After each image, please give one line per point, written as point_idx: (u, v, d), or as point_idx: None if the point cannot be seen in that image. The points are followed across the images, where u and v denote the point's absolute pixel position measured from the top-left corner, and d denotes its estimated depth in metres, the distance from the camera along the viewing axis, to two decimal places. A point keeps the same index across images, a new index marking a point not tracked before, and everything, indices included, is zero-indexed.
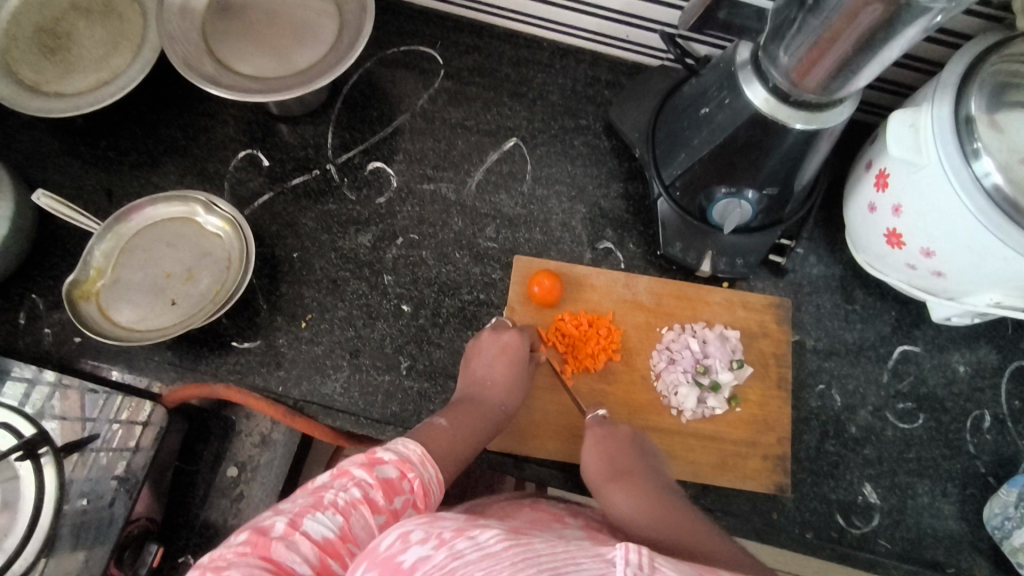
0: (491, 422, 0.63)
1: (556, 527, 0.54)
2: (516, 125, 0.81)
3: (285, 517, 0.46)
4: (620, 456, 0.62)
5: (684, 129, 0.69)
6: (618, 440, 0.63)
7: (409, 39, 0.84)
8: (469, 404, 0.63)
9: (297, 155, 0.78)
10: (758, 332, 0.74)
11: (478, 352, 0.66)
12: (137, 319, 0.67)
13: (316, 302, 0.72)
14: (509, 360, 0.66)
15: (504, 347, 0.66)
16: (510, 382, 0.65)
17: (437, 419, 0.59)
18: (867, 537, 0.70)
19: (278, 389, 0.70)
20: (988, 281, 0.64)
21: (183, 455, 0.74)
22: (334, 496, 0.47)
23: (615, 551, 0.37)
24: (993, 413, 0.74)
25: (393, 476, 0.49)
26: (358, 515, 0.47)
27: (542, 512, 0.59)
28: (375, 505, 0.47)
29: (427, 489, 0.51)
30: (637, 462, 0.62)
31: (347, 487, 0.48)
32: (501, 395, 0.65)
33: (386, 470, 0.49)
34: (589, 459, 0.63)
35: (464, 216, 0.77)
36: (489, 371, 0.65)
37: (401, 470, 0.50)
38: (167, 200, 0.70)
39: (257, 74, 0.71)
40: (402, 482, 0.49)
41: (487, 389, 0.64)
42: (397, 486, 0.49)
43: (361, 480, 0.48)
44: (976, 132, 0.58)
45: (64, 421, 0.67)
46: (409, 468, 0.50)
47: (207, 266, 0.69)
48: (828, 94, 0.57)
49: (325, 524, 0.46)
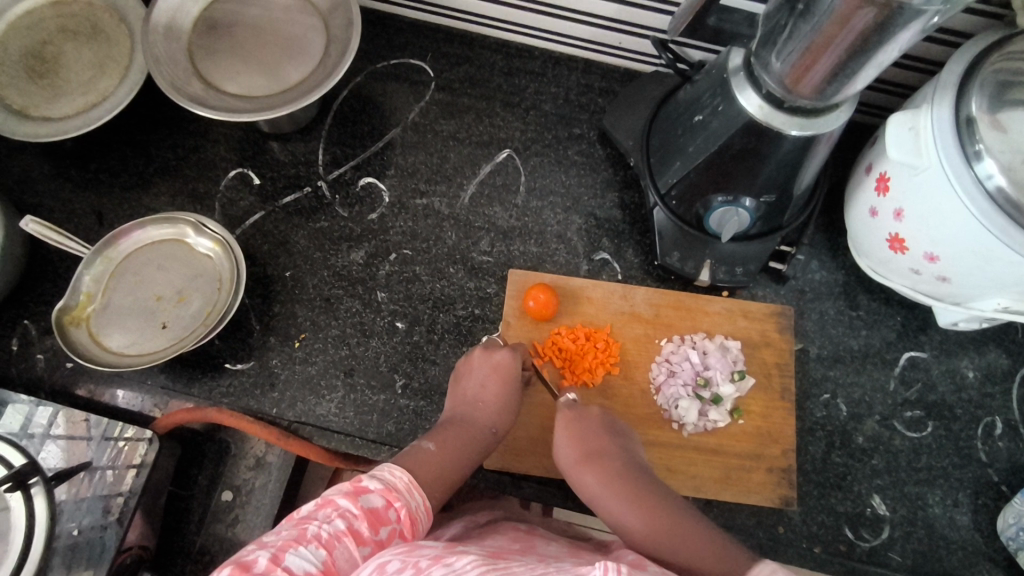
0: (481, 445, 0.61)
1: (545, 548, 0.54)
2: (509, 135, 0.80)
3: (267, 552, 0.45)
4: (592, 440, 0.61)
5: (679, 137, 0.67)
6: (589, 423, 0.63)
7: (400, 51, 0.83)
8: (458, 425, 0.62)
9: (288, 172, 0.77)
10: (760, 342, 0.72)
11: (470, 372, 0.65)
12: (127, 343, 0.66)
13: (309, 321, 0.72)
14: (501, 379, 0.64)
15: (496, 367, 0.65)
16: (500, 402, 0.64)
17: (426, 443, 0.58)
18: (877, 551, 0.68)
19: (272, 411, 0.69)
20: (994, 285, 0.62)
21: (178, 480, 0.73)
22: (317, 528, 0.46)
23: (594, 570, 0.38)
24: (1005, 420, 0.72)
25: (379, 505, 0.49)
26: (342, 548, 0.46)
27: (534, 535, 0.58)
28: (360, 537, 0.47)
29: (413, 518, 0.50)
30: (608, 443, 0.61)
31: (331, 518, 0.47)
32: (493, 415, 0.64)
33: (372, 499, 0.49)
34: (562, 441, 0.62)
35: (458, 229, 0.76)
36: (481, 391, 0.64)
37: (387, 499, 0.49)
38: (156, 222, 0.69)
39: (245, 93, 0.70)
40: (388, 511, 0.49)
41: (478, 410, 0.63)
42: (383, 515, 0.49)
43: (345, 511, 0.47)
44: (978, 133, 0.56)
45: (62, 446, 0.67)
46: (395, 497, 0.50)
47: (197, 288, 0.68)
48: (823, 99, 0.55)
49: (308, 558, 0.45)
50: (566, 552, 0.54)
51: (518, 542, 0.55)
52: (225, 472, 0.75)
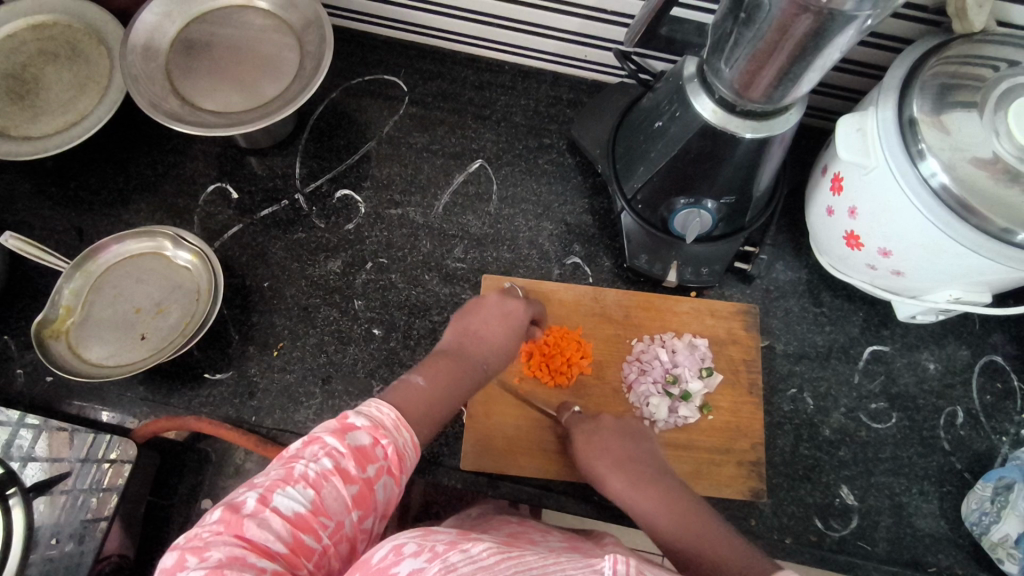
0: (473, 379, 0.60)
1: (544, 542, 0.54)
2: (481, 147, 0.83)
3: (256, 492, 0.46)
4: (615, 446, 0.62)
5: (641, 143, 0.70)
6: (610, 430, 0.64)
7: (374, 68, 0.86)
8: (452, 358, 0.61)
9: (266, 186, 0.79)
10: (726, 340, 0.75)
11: (478, 311, 0.66)
12: (106, 354, 0.67)
13: (286, 330, 0.73)
14: (507, 322, 0.66)
15: (501, 311, 0.66)
16: (499, 343, 0.64)
17: (415, 377, 0.56)
18: (847, 540, 0.69)
19: (251, 419, 0.70)
20: (945, 277, 0.65)
21: (156, 488, 0.72)
22: (304, 468, 0.46)
23: (604, 562, 0.39)
24: (966, 409, 0.74)
25: (366, 443, 0.48)
26: (329, 487, 0.46)
27: (528, 525, 0.59)
28: (347, 475, 0.46)
29: (402, 455, 0.49)
30: (633, 450, 0.62)
31: (318, 457, 0.47)
32: (487, 352, 0.63)
33: (359, 438, 0.48)
34: (584, 448, 0.63)
35: (432, 238, 0.78)
36: (483, 330, 0.64)
37: (375, 438, 0.48)
38: (135, 236, 0.71)
39: (221, 110, 0.72)
40: (375, 450, 0.48)
41: (476, 346, 0.63)
42: (370, 454, 0.48)
43: (333, 449, 0.47)
44: (920, 134, 0.60)
45: (45, 463, 0.67)
46: (382, 435, 0.49)
47: (176, 299, 0.69)
48: (772, 103, 0.58)
49: (296, 499, 0.45)
50: (566, 545, 0.54)
51: (516, 536, 0.55)
52: (206, 482, 0.73)
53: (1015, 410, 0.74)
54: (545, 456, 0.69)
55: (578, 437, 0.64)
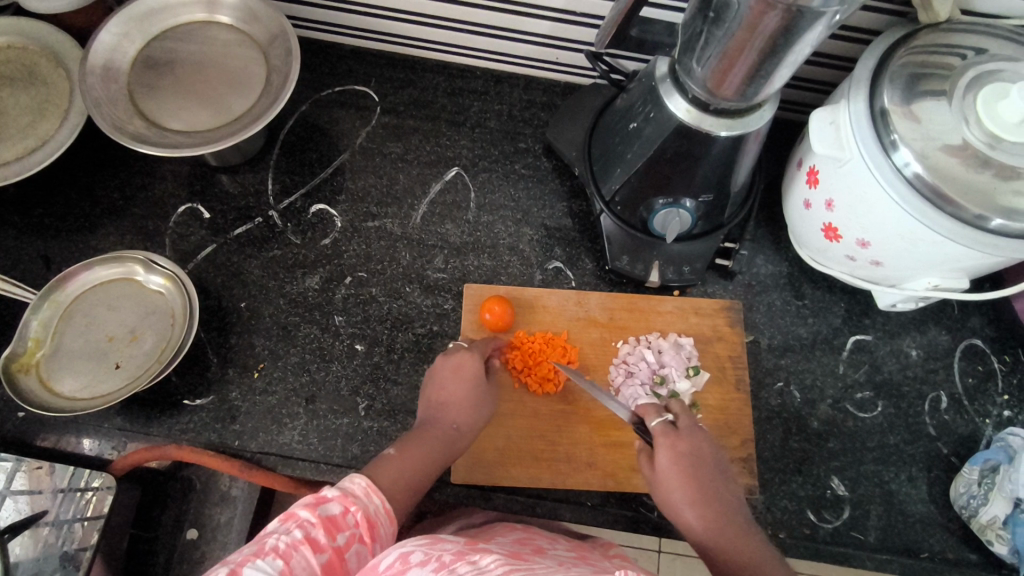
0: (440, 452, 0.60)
1: (551, 550, 0.55)
2: (456, 154, 0.82)
3: (228, 568, 0.44)
4: (692, 470, 0.57)
5: (617, 145, 0.70)
6: (692, 447, 0.58)
7: (344, 79, 0.84)
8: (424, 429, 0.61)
9: (238, 204, 0.78)
10: (711, 337, 0.74)
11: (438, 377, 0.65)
12: (80, 386, 0.64)
13: (267, 350, 0.71)
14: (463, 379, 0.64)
15: (456, 367, 0.65)
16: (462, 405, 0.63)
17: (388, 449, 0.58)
18: (840, 531, 0.70)
19: (234, 444, 0.68)
20: (923, 265, 0.65)
21: (140, 521, 0.69)
22: (275, 540, 0.46)
23: None
24: (949, 393, 0.75)
25: (336, 513, 0.49)
26: (300, 556, 0.46)
27: (534, 532, 0.60)
28: (317, 543, 0.47)
29: (372, 522, 0.51)
30: (712, 479, 0.57)
31: (290, 528, 0.47)
32: (456, 414, 0.63)
33: (330, 508, 0.49)
34: (663, 462, 0.58)
35: (411, 249, 0.77)
36: (442, 394, 0.64)
37: (344, 506, 0.50)
38: (104, 261, 0.69)
39: (188, 128, 0.70)
40: (345, 517, 0.49)
41: (443, 412, 0.63)
42: (340, 523, 0.49)
43: (304, 520, 0.47)
44: (892, 124, 0.60)
45: (20, 500, 0.65)
46: (352, 502, 0.50)
47: (150, 325, 0.67)
48: (745, 101, 0.58)
49: (265, 569, 0.44)
50: (573, 555, 0.55)
51: (524, 543, 0.56)
52: (191, 510, 0.70)
53: (997, 392, 0.75)
54: (537, 465, 0.68)
55: (659, 448, 0.58)
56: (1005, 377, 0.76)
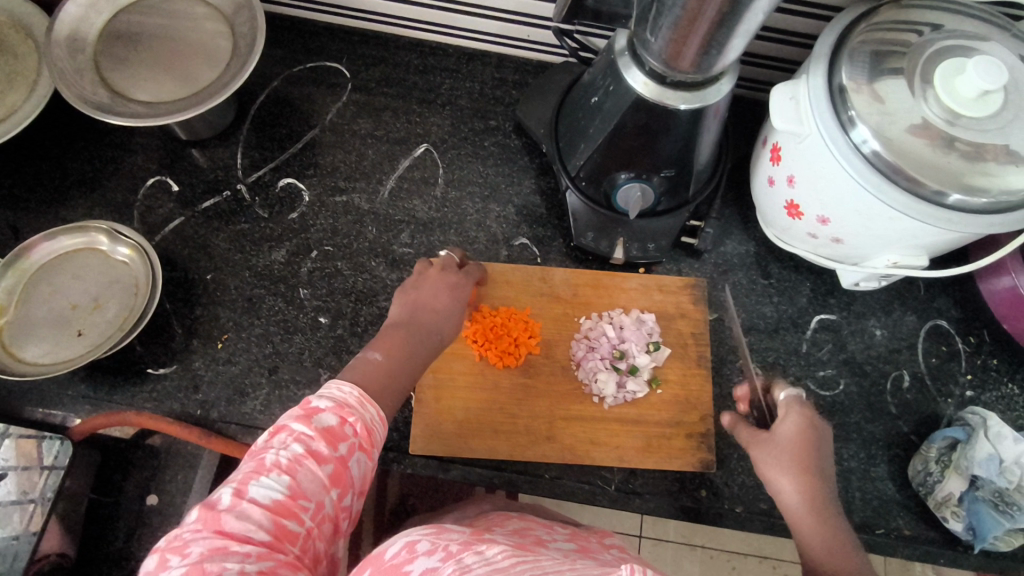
0: (424, 350, 0.60)
1: (551, 542, 0.57)
2: (426, 131, 0.82)
3: (231, 488, 0.44)
4: (805, 445, 0.56)
5: (581, 120, 0.70)
6: (809, 425, 0.57)
7: (316, 55, 0.85)
8: (402, 329, 0.60)
9: (207, 177, 0.78)
10: (675, 314, 0.75)
11: (423, 284, 0.64)
12: (43, 353, 0.65)
13: (231, 321, 0.72)
14: (453, 294, 0.65)
15: (442, 285, 0.65)
16: (451, 313, 0.63)
17: (372, 352, 0.57)
18: None
19: (197, 412, 0.69)
20: (882, 242, 0.66)
21: (100, 486, 0.70)
22: (275, 456, 0.44)
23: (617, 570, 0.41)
24: (912, 373, 0.76)
25: (333, 424, 0.47)
26: (304, 470, 0.44)
27: (531, 521, 0.62)
28: (320, 455, 0.45)
29: (371, 429, 0.49)
30: (821, 463, 0.56)
31: (287, 444, 0.45)
32: (437, 323, 0.62)
33: (324, 419, 0.47)
34: (790, 428, 0.57)
35: (378, 224, 0.77)
36: (423, 300, 0.63)
37: (339, 416, 0.48)
38: (68, 231, 0.69)
39: (154, 100, 0.71)
40: (343, 428, 0.47)
41: (425, 317, 0.62)
42: (338, 433, 0.47)
43: (300, 434, 0.45)
44: (849, 100, 0.60)
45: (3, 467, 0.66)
46: (348, 412, 0.48)
47: (113, 294, 0.68)
48: (701, 73, 0.58)
49: (272, 486, 0.43)
50: (573, 546, 0.57)
51: (523, 534, 0.58)
52: (155, 475, 0.71)
53: (960, 372, 0.75)
54: (496, 437, 0.69)
55: (791, 416, 0.58)
56: (968, 357, 0.76)
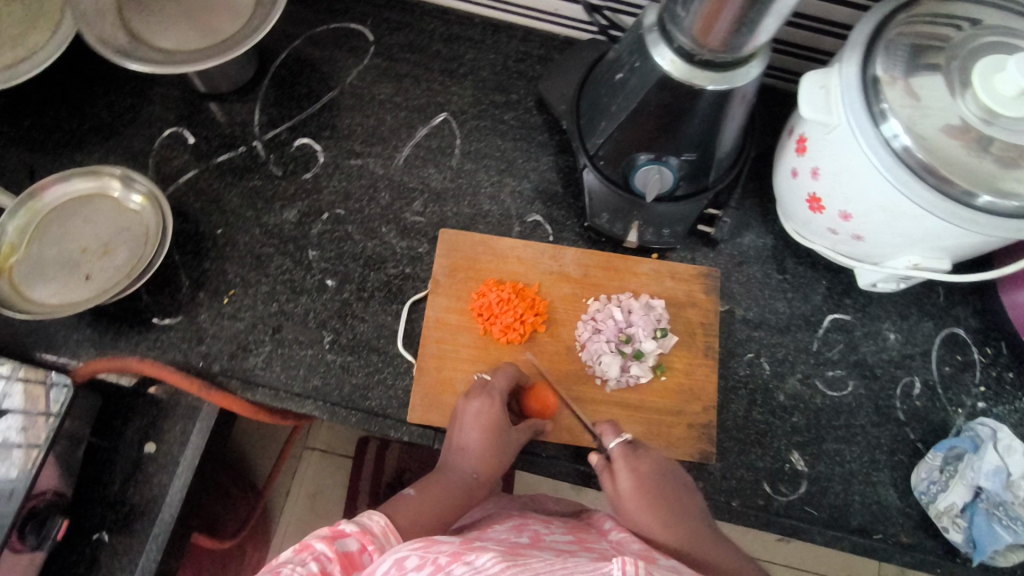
0: (462, 491, 0.60)
1: (548, 536, 0.58)
2: (446, 100, 0.81)
3: None
4: (647, 489, 0.58)
5: (604, 97, 0.69)
6: (654, 469, 0.60)
7: (340, 16, 0.83)
8: (440, 473, 0.61)
9: (223, 132, 0.78)
10: (685, 302, 0.73)
11: (462, 419, 0.63)
12: (51, 293, 0.65)
13: (238, 278, 0.72)
14: (485, 426, 0.62)
15: (479, 414, 0.63)
16: (485, 447, 0.62)
17: (407, 490, 0.58)
18: (795, 505, 0.68)
19: (199, 365, 0.69)
20: (904, 242, 0.64)
21: (100, 430, 0.70)
22: (290, 572, 0.46)
23: (611, 564, 0.41)
24: (923, 380, 0.74)
25: (354, 549, 0.49)
26: None
27: (529, 518, 0.63)
28: None
29: None
30: (671, 497, 0.57)
31: (306, 561, 0.47)
32: (474, 460, 0.62)
33: (347, 544, 0.49)
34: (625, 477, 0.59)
35: (391, 190, 0.77)
36: (464, 438, 0.63)
37: (362, 543, 0.50)
38: (82, 175, 0.69)
39: (174, 48, 0.70)
40: (362, 556, 0.49)
41: (462, 455, 0.62)
42: (356, 560, 0.49)
43: (321, 554, 0.47)
44: (882, 93, 0.59)
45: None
46: (370, 541, 0.50)
47: (123, 241, 0.68)
48: (731, 53, 0.57)
49: None
50: (571, 540, 0.57)
51: (521, 529, 0.59)
52: (156, 429, 0.70)
53: (973, 383, 0.74)
54: None
55: (619, 465, 0.60)
56: (983, 369, 0.74)
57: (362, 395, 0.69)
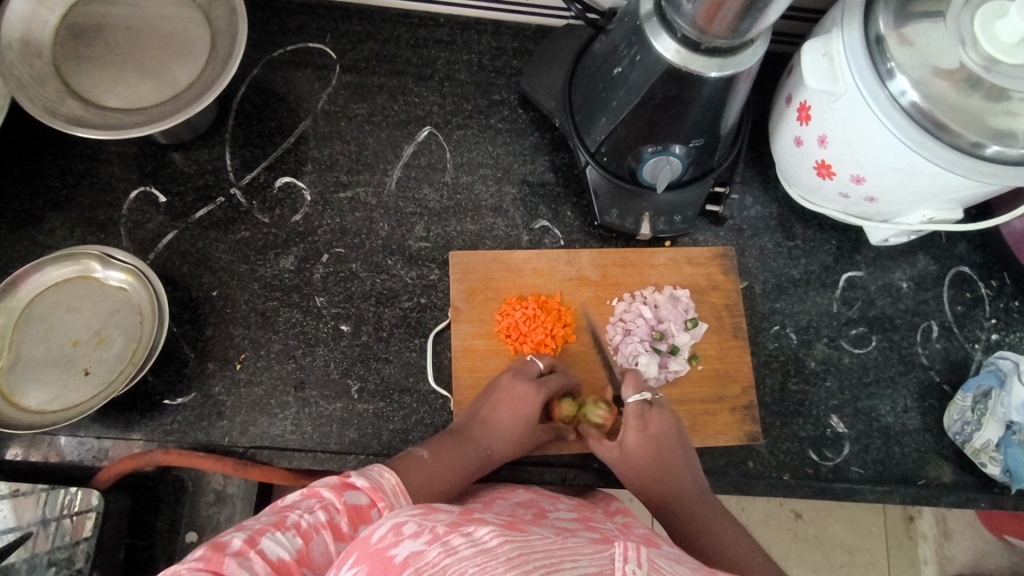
0: (471, 467, 0.59)
1: (554, 512, 0.55)
2: (427, 112, 0.77)
3: (243, 534, 0.44)
4: (651, 452, 0.61)
5: (600, 92, 0.66)
6: (662, 427, 0.62)
7: (296, 35, 0.77)
8: (458, 437, 0.60)
9: (196, 184, 0.72)
10: (707, 286, 0.73)
11: (500, 398, 0.62)
12: (48, 398, 0.60)
13: (247, 340, 0.67)
14: (518, 413, 0.61)
15: (517, 400, 0.62)
16: (510, 433, 0.61)
17: (421, 450, 0.58)
18: (841, 467, 0.70)
19: (224, 441, 0.65)
20: (918, 199, 0.64)
21: (134, 529, 0.68)
22: (297, 518, 0.45)
23: (613, 548, 0.37)
24: (940, 322, 0.76)
25: (362, 504, 0.47)
26: (320, 539, 0.44)
27: (540, 491, 0.60)
28: (339, 532, 0.45)
29: None
30: (672, 457, 0.61)
31: (314, 510, 0.46)
32: (494, 440, 0.61)
33: (357, 497, 0.47)
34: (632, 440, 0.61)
35: (389, 219, 0.73)
36: (494, 416, 0.62)
37: (372, 499, 0.48)
38: (55, 260, 0.63)
39: (130, 106, 0.64)
40: (371, 510, 0.47)
41: (486, 431, 0.61)
42: (365, 514, 0.47)
43: (328, 504, 0.46)
44: (887, 51, 0.57)
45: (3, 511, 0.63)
46: (380, 497, 0.48)
47: (116, 325, 0.63)
48: (738, 38, 0.54)
49: (282, 545, 0.43)
50: (577, 517, 0.55)
51: (528, 506, 0.56)
52: (186, 513, 0.69)
53: (985, 317, 0.76)
54: None
55: (630, 423, 0.61)
56: (992, 302, 0.77)
57: (404, 439, 0.66)
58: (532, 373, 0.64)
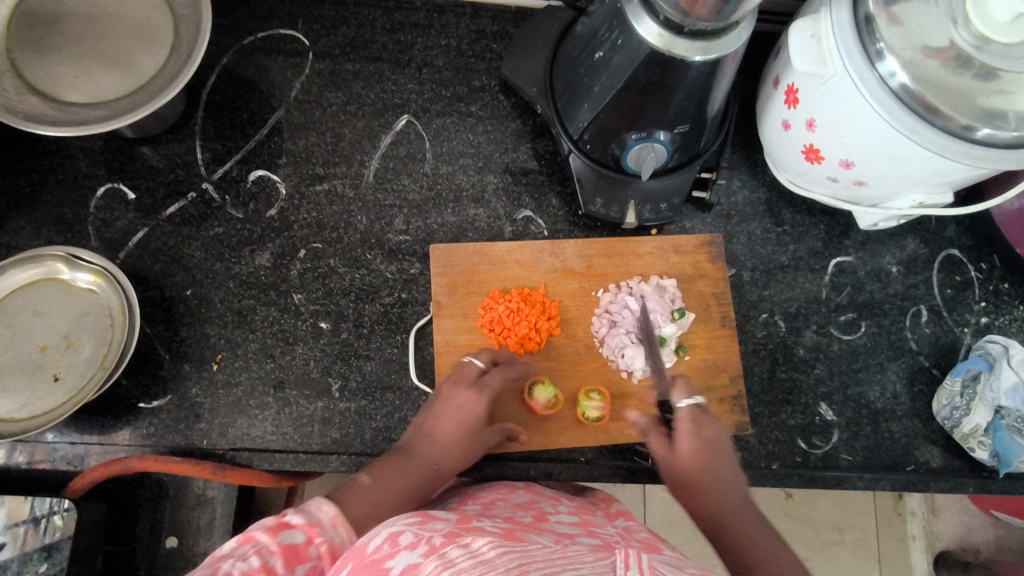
0: (420, 483, 0.55)
1: (554, 515, 0.54)
2: (405, 100, 0.74)
3: None
4: (701, 465, 0.56)
5: (582, 77, 0.63)
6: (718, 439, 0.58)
7: (266, 22, 0.74)
8: (400, 457, 0.57)
9: (166, 179, 0.69)
10: (694, 275, 0.72)
11: (444, 407, 0.60)
12: (17, 406, 0.58)
13: (223, 340, 0.66)
14: (462, 419, 0.59)
15: (462, 406, 0.60)
16: (460, 440, 0.59)
17: (361, 477, 0.54)
18: (830, 455, 0.70)
19: (202, 444, 0.63)
20: (909, 183, 0.63)
21: (112, 536, 0.67)
22: (230, 566, 0.41)
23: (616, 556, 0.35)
24: (929, 306, 0.75)
25: (299, 542, 0.44)
26: None
27: (536, 493, 0.59)
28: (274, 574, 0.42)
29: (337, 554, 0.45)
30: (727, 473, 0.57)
31: (247, 556, 0.42)
32: (439, 453, 0.58)
33: (292, 535, 0.44)
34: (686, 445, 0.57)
35: (367, 212, 0.71)
36: (439, 426, 0.59)
37: (308, 535, 0.44)
38: (18, 263, 0.61)
39: (93, 100, 0.62)
40: (309, 548, 0.44)
41: (432, 443, 0.58)
42: (302, 553, 0.43)
43: (262, 547, 0.42)
44: (877, 31, 0.55)
45: None
46: (316, 533, 0.45)
47: (85, 329, 0.61)
48: (722, 20, 0.52)
49: None
50: (577, 521, 0.53)
51: (525, 509, 0.55)
52: (167, 517, 0.68)
53: (974, 300, 0.75)
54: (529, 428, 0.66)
55: (682, 425, 0.58)
56: (981, 284, 0.76)
57: (387, 438, 0.65)
58: (473, 376, 0.62)
